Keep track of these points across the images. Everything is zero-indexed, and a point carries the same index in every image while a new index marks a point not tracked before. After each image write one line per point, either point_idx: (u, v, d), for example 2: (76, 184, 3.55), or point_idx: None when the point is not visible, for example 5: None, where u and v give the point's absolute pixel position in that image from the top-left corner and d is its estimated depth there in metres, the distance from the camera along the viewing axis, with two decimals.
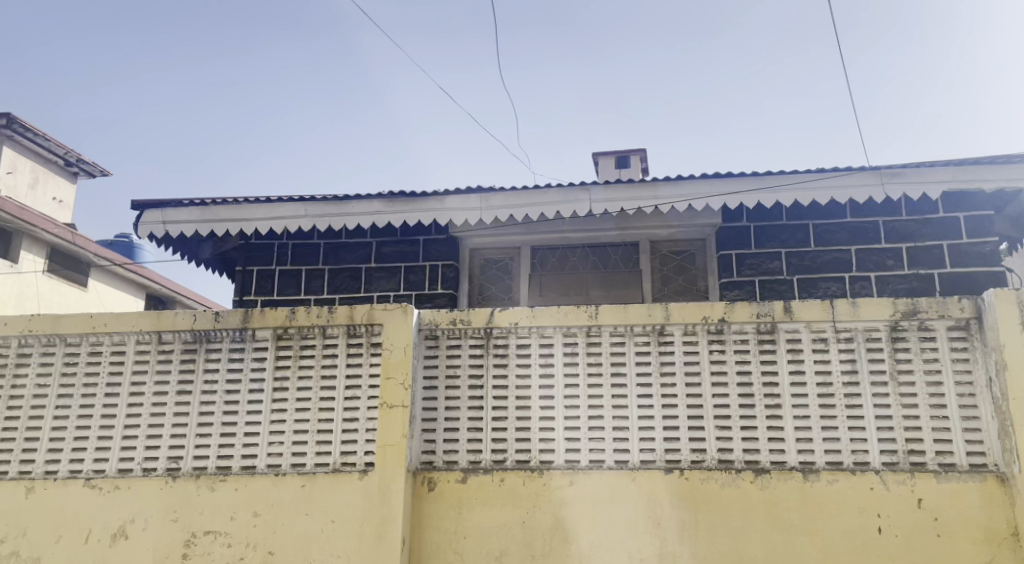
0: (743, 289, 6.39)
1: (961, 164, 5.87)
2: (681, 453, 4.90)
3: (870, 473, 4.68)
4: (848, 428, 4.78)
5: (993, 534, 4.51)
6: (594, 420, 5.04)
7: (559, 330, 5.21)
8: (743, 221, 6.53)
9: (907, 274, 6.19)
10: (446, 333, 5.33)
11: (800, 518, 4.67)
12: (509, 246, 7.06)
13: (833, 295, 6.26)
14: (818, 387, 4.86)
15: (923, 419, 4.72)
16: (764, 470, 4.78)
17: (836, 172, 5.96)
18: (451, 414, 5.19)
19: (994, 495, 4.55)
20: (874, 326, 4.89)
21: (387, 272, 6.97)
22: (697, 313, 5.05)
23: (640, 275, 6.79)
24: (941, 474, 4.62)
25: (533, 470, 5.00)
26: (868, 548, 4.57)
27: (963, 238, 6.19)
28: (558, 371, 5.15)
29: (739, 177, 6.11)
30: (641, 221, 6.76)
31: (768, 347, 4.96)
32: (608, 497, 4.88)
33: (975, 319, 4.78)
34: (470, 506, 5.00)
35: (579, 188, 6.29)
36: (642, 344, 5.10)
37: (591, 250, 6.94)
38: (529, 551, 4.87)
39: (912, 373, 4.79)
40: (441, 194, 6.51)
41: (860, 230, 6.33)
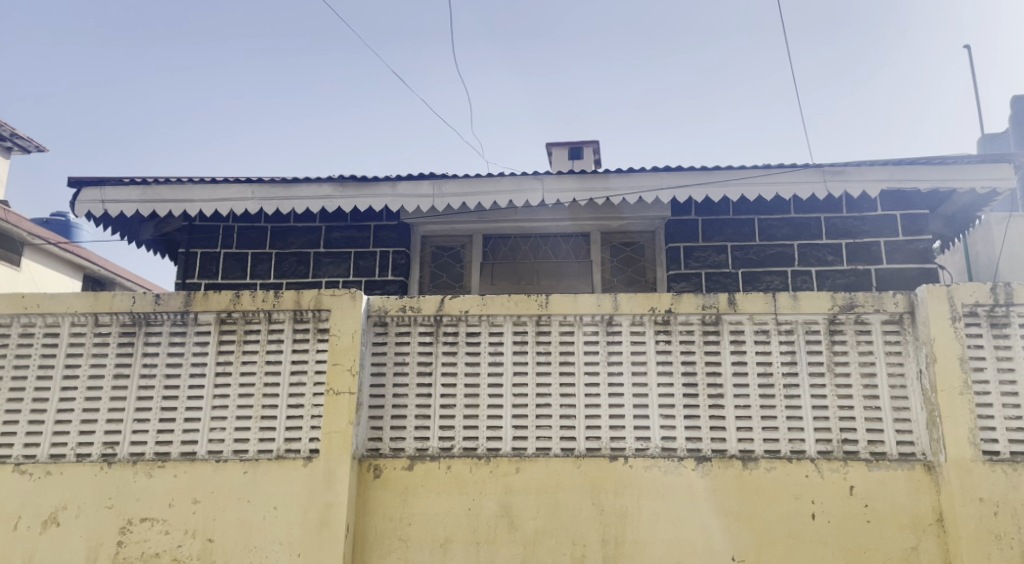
0: (690, 281, 6.52)
1: (900, 164, 6.07)
2: (626, 441, 4.99)
3: (805, 462, 4.84)
4: (787, 418, 4.92)
5: (920, 519, 4.72)
6: (542, 408, 5.09)
7: (508, 318, 5.23)
8: (692, 214, 6.65)
9: (846, 269, 6.38)
10: (395, 320, 5.30)
11: (738, 504, 4.81)
12: (461, 234, 7.05)
13: (776, 289, 6.44)
14: (759, 377, 4.99)
15: (857, 410, 4.89)
16: (705, 458, 4.90)
17: (781, 168, 6.10)
18: (398, 401, 5.18)
19: (921, 483, 4.75)
20: (814, 320, 5.03)
21: (335, 257, 6.89)
22: (645, 303, 5.12)
23: (590, 266, 6.87)
24: (872, 463, 4.81)
25: (480, 457, 5.03)
26: (803, 533, 4.74)
27: (900, 235, 6.40)
28: (507, 359, 5.18)
29: (688, 171, 6.19)
30: (592, 212, 6.81)
31: (712, 338, 5.07)
32: (554, 484, 4.94)
33: (908, 313, 4.95)
34: (416, 493, 5.02)
35: (532, 177, 6.32)
36: (591, 334, 5.17)
37: (542, 240, 6.98)
38: (473, 538, 4.92)
39: (847, 365, 4.96)
40: (393, 179, 6.46)
41: (802, 225, 6.50)
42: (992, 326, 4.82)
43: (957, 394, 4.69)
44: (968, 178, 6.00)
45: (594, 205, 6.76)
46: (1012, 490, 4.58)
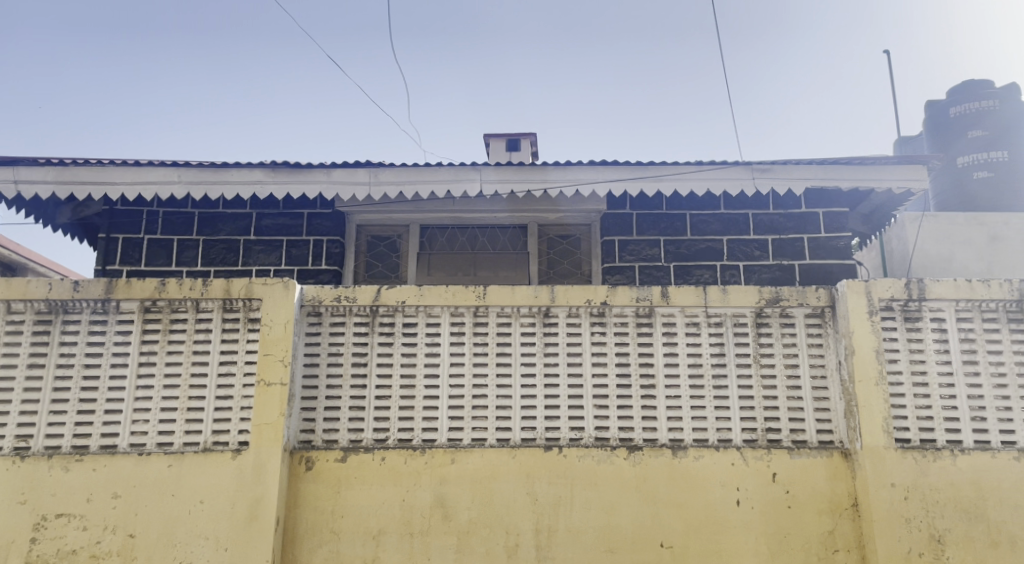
0: (624, 274, 6.64)
1: (823, 163, 6.30)
2: (560, 431, 5.06)
3: (731, 450, 5.00)
4: (715, 409, 5.08)
5: (836, 504, 4.94)
6: (478, 398, 5.12)
7: (446, 309, 5.23)
8: (627, 208, 6.75)
9: (771, 264, 6.60)
10: (329, 310, 5.24)
11: (666, 491, 4.95)
12: (397, 224, 6.99)
13: (705, 283, 6.61)
14: (689, 368, 5.13)
15: (781, 400, 5.08)
16: (637, 447, 5.02)
17: (712, 165, 6.24)
18: (332, 392, 5.13)
19: (838, 470, 4.97)
20: (742, 312, 5.18)
21: (266, 246, 6.75)
22: (581, 295, 5.19)
23: (526, 258, 6.92)
24: (794, 450, 5.00)
25: (415, 448, 5.03)
26: (726, 519, 4.91)
27: (822, 231, 6.64)
28: (443, 350, 5.18)
29: (624, 165, 6.28)
30: (528, 204, 6.84)
31: (646, 330, 5.18)
32: (488, 474, 4.99)
33: (829, 307, 5.16)
34: (349, 485, 4.99)
35: (469, 168, 6.32)
36: (528, 325, 5.21)
37: (479, 231, 6.98)
38: (407, 529, 4.93)
39: (772, 356, 5.14)
40: (327, 166, 6.36)
41: (732, 222, 6.67)
42: (906, 320, 5.06)
43: (873, 384, 4.93)
44: (885, 179, 6.28)
45: (531, 198, 6.81)
46: (921, 475, 4.84)
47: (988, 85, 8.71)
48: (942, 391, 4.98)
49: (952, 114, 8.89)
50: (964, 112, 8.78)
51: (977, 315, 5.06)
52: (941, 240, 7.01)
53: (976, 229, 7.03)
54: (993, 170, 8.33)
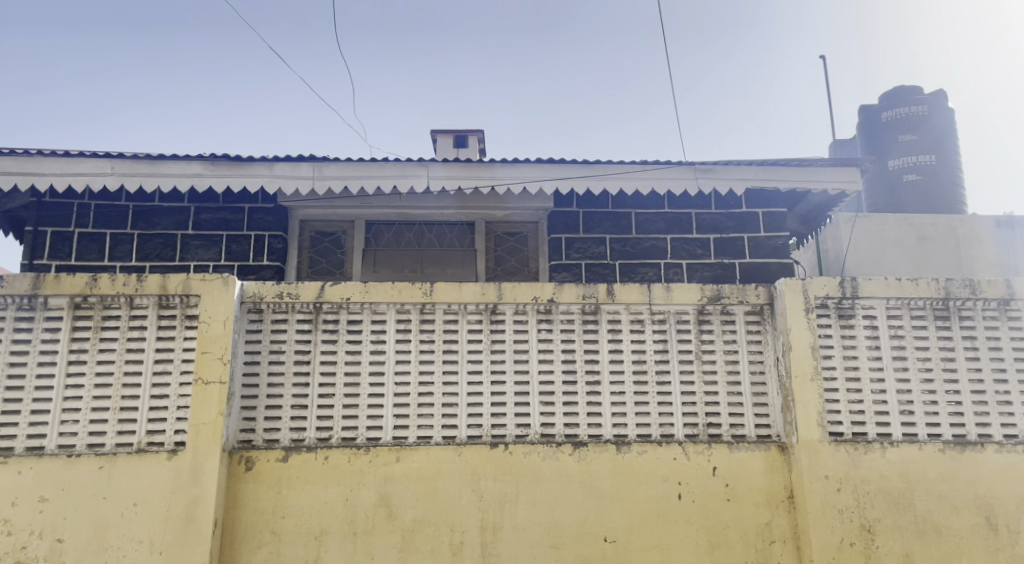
0: (570, 272, 6.67)
1: (763, 164, 6.46)
2: (506, 428, 5.07)
3: (674, 445, 5.09)
4: (658, 405, 5.15)
5: (773, 496, 5.07)
6: (424, 396, 5.10)
7: (391, 306, 5.18)
8: (573, 206, 6.78)
9: (713, 262, 6.68)
10: (271, 307, 5.14)
11: (610, 486, 5.01)
12: (342, 220, 6.90)
13: (650, 281, 6.68)
14: (633, 364, 5.20)
15: (721, 395, 5.19)
16: (582, 443, 5.06)
17: (657, 164, 6.33)
18: (274, 391, 5.05)
19: (776, 463, 5.11)
20: (684, 310, 5.27)
21: (205, 241, 6.58)
22: (528, 292, 5.20)
23: (473, 254, 6.92)
24: (734, 445, 5.12)
25: (359, 447, 4.99)
26: (669, 513, 4.99)
27: (761, 231, 6.75)
28: (389, 347, 5.14)
29: (570, 163, 6.34)
30: (476, 201, 6.84)
31: (592, 327, 5.23)
32: (433, 472, 4.98)
33: (768, 305, 5.29)
34: (291, 485, 4.93)
35: (416, 164, 6.27)
36: (475, 322, 5.20)
37: (426, 228, 6.94)
38: (350, 528, 4.89)
39: (714, 352, 5.24)
40: (269, 159, 6.23)
41: (676, 221, 6.74)
42: (840, 317, 5.23)
43: (809, 380, 5.07)
44: (821, 180, 6.48)
45: (478, 194, 6.78)
46: (853, 468, 5.01)
47: (917, 91, 9.06)
48: (873, 387, 5.15)
49: (884, 118, 9.12)
50: (895, 116, 9.02)
51: (907, 313, 5.26)
52: (873, 240, 7.25)
53: (905, 230, 7.31)
54: (921, 173, 8.69)
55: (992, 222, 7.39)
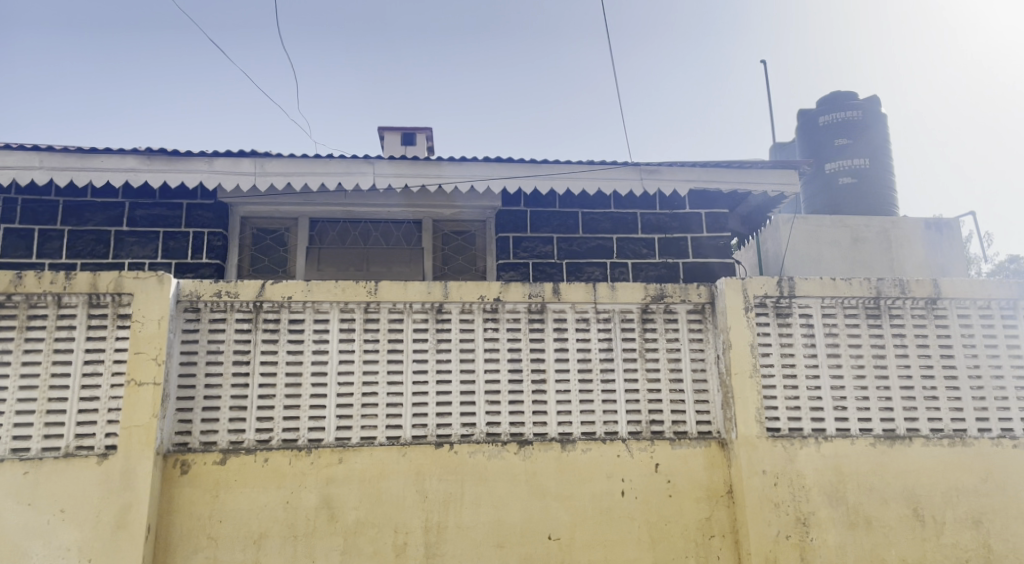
0: (518, 271, 6.65)
1: (706, 166, 6.57)
2: (452, 427, 5.05)
3: (618, 442, 5.14)
4: (603, 403, 5.20)
5: (713, 491, 5.17)
6: (367, 396, 5.03)
7: (335, 305, 5.11)
8: (521, 205, 6.79)
9: (658, 262, 6.72)
10: (209, 306, 5.01)
11: (555, 484, 5.03)
12: (285, 217, 6.76)
13: (596, 280, 6.68)
14: (579, 362, 5.23)
15: (664, 392, 5.27)
16: (527, 441, 5.07)
17: (603, 164, 6.39)
18: (211, 392, 4.92)
19: (716, 458, 5.21)
20: (629, 309, 5.33)
21: (141, 238, 6.36)
22: (474, 292, 5.18)
23: (421, 253, 6.85)
24: (676, 441, 5.20)
25: (300, 449, 4.91)
26: (612, 510, 5.04)
27: (704, 231, 6.82)
28: (332, 347, 5.07)
29: (517, 162, 6.34)
30: (423, 199, 6.78)
31: (538, 326, 5.24)
32: (377, 473, 4.93)
33: (709, 303, 5.38)
34: (229, 488, 4.82)
35: (362, 160, 6.18)
36: (420, 321, 5.16)
37: (373, 226, 6.86)
38: (290, 531, 4.81)
39: (657, 350, 5.31)
40: (209, 154, 6.07)
41: (621, 221, 6.77)
42: (778, 315, 5.36)
43: (748, 377, 5.19)
44: (761, 182, 6.63)
45: (425, 192, 6.72)
46: (789, 462, 5.13)
47: (852, 96, 9.35)
48: (809, 384, 5.30)
49: (821, 121, 9.40)
50: (832, 120, 9.31)
51: (841, 312, 5.42)
52: (811, 241, 7.46)
53: (840, 231, 7.55)
54: (856, 176, 8.97)
55: (922, 223, 7.68)
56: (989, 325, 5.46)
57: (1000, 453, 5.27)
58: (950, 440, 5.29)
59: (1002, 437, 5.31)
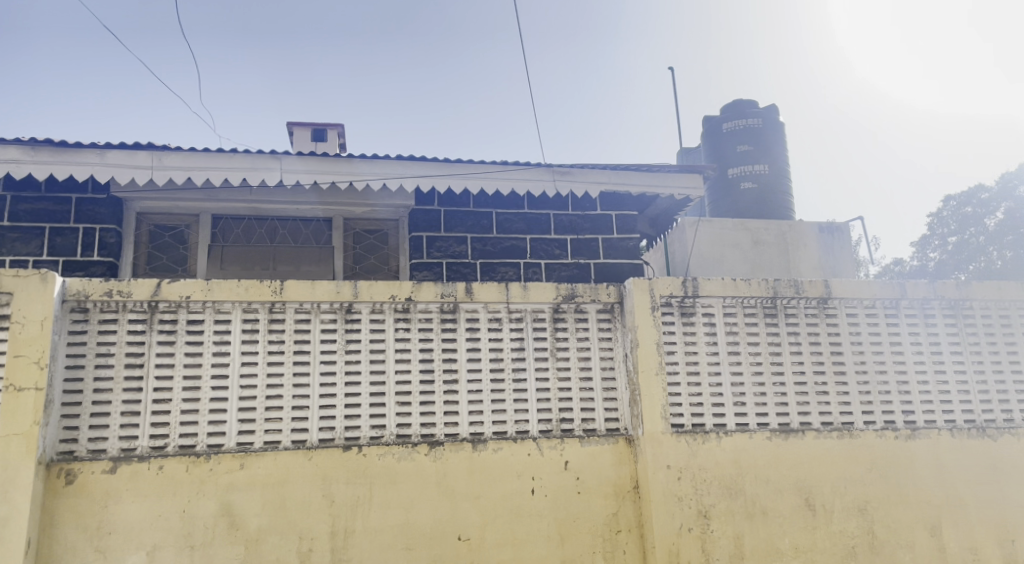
0: (431, 270, 6.59)
1: (617, 168, 6.65)
2: (361, 430, 4.94)
3: (528, 441, 5.16)
4: (514, 402, 5.21)
5: (621, 487, 5.26)
6: (272, 399, 4.87)
7: (237, 305, 4.92)
8: (435, 205, 6.73)
9: (570, 262, 6.78)
10: (98, 306, 4.76)
11: (465, 485, 5.01)
12: (184, 213, 6.48)
13: (509, 280, 6.68)
14: (490, 362, 5.23)
15: (574, 391, 5.33)
16: (438, 443, 5.03)
17: (516, 165, 6.40)
18: (101, 396, 4.66)
19: (623, 455, 5.30)
20: (540, 308, 5.37)
21: (24, 233, 5.98)
22: (384, 291, 5.10)
23: (331, 252, 6.70)
24: (585, 439, 5.26)
25: (198, 455, 4.71)
26: (521, 509, 5.06)
27: (615, 233, 6.92)
28: (234, 348, 4.88)
29: (430, 161, 6.26)
30: (337, 196, 6.63)
31: (450, 325, 5.20)
32: (281, 478, 4.77)
33: (618, 303, 5.48)
34: (119, 499, 4.58)
35: (269, 156, 5.99)
36: (328, 321, 5.03)
37: (279, 223, 6.66)
38: (186, 542, 4.61)
39: (568, 349, 5.37)
40: (100, 146, 5.74)
41: (535, 221, 6.79)
42: (682, 315, 5.51)
43: (654, 374, 5.31)
44: (668, 185, 6.79)
45: (339, 190, 6.60)
46: (691, 457, 5.28)
47: (753, 105, 9.72)
48: (711, 381, 5.48)
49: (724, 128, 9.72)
50: (735, 127, 9.64)
51: (740, 311, 5.63)
52: (714, 243, 7.72)
53: (741, 233, 7.84)
54: (756, 181, 9.34)
55: (816, 228, 8.08)
56: (874, 323, 5.79)
57: (884, 443, 5.57)
58: (839, 432, 5.55)
59: (886, 428, 5.62)
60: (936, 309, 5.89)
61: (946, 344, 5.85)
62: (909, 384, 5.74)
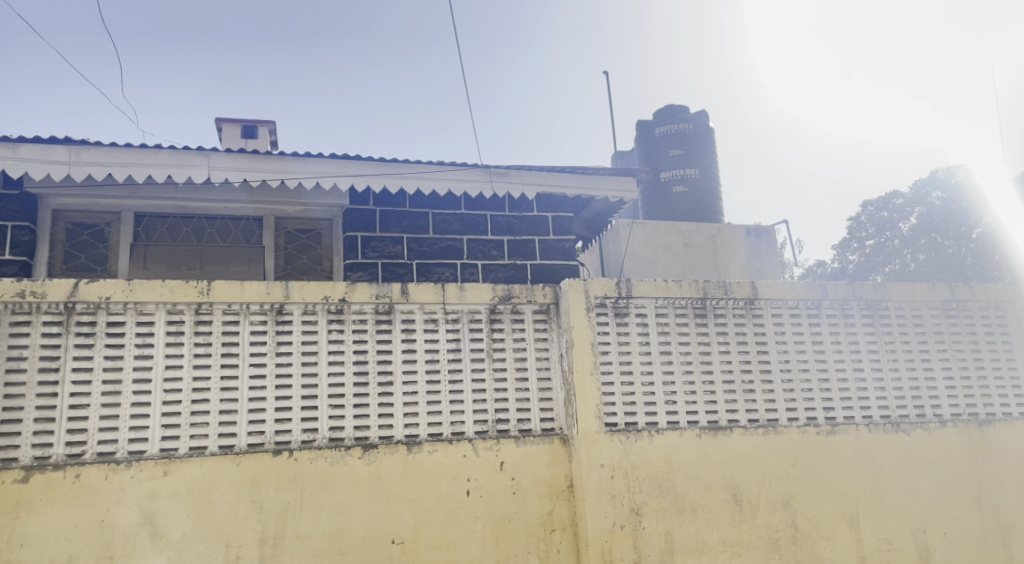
0: (366, 271, 6.49)
1: (552, 170, 6.69)
2: (292, 434, 4.83)
3: (464, 442, 5.14)
4: (449, 404, 5.18)
5: (555, 486, 5.29)
6: (198, 403, 4.73)
7: (161, 306, 4.76)
8: (370, 205, 6.63)
9: (506, 263, 6.77)
10: (10, 308, 4.57)
11: (399, 487, 4.95)
12: (105, 210, 6.21)
13: (446, 280, 6.63)
14: (426, 363, 5.18)
15: (510, 392, 5.33)
16: (372, 445, 4.95)
17: (453, 166, 6.37)
18: (12, 403, 4.48)
19: (558, 454, 5.33)
20: (477, 309, 5.35)
21: None
22: (317, 292, 5.01)
23: (261, 253, 6.54)
24: (520, 439, 5.26)
25: (119, 462, 4.54)
26: (456, 510, 5.03)
27: (551, 234, 6.95)
28: (157, 351, 4.72)
29: (365, 160, 6.16)
30: (268, 195, 6.47)
31: (384, 327, 5.14)
32: (207, 485, 4.63)
33: (554, 304, 5.52)
34: (33, 509, 4.40)
35: (195, 153, 5.81)
36: (259, 323, 4.91)
37: (207, 222, 6.45)
38: (105, 553, 4.45)
39: (504, 350, 5.37)
40: (13, 140, 5.48)
41: (472, 222, 6.77)
42: (616, 315, 5.58)
43: (589, 374, 5.36)
44: (603, 188, 6.86)
45: (271, 189, 6.44)
46: (624, 455, 5.34)
47: (684, 110, 9.91)
48: (644, 381, 5.56)
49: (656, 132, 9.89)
50: (667, 131, 9.81)
51: (672, 312, 5.73)
52: (648, 245, 7.85)
53: (672, 236, 8.00)
54: (688, 185, 9.54)
55: (743, 231, 8.30)
56: (798, 323, 5.98)
57: (807, 439, 5.75)
58: (764, 428, 5.71)
59: (808, 424, 5.80)
60: (855, 309, 6.12)
61: (864, 343, 6.08)
62: (829, 381, 5.95)
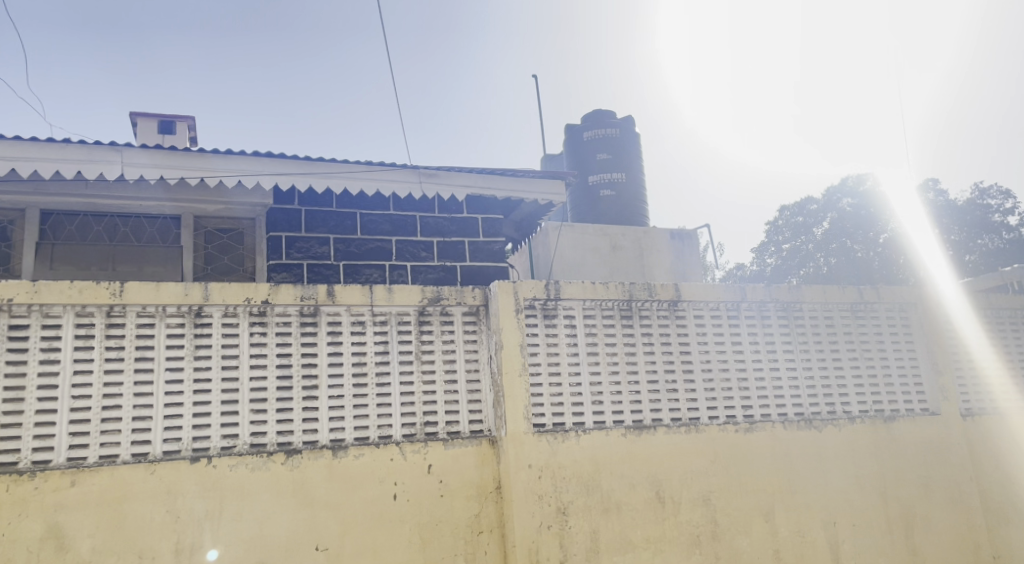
0: (291, 272, 6.33)
1: (482, 172, 6.67)
2: (211, 440, 4.67)
3: (391, 446, 5.06)
4: (376, 407, 5.09)
5: (483, 488, 5.26)
6: (109, 409, 4.52)
7: (69, 309, 4.53)
8: (295, 205, 6.48)
9: (436, 264, 6.72)
10: None
11: (323, 493, 4.83)
12: (9, 207, 5.90)
13: (374, 282, 6.51)
14: (352, 366, 5.08)
15: (439, 394, 5.28)
16: (296, 451, 4.82)
17: (382, 166, 6.28)
18: None
19: (486, 455, 5.31)
20: (405, 311, 5.29)
21: None
22: (238, 293, 4.85)
23: (179, 252, 6.30)
24: (449, 442, 5.22)
25: (21, 473, 4.32)
26: (382, 515, 4.94)
27: (480, 235, 6.94)
28: (65, 356, 4.49)
29: (290, 159, 6.01)
30: (188, 194, 6.23)
31: (310, 329, 5.02)
32: (119, 495, 4.44)
33: (483, 306, 5.50)
34: None
35: (108, 148, 5.55)
36: (176, 326, 4.73)
37: (121, 220, 6.19)
38: None
39: (432, 352, 5.32)
40: None
41: (401, 223, 6.69)
42: (545, 317, 5.60)
43: (517, 375, 5.36)
44: (532, 190, 6.87)
45: (189, 187, 6.18)
46: (551, 456, 5.35)
47: (611, 115, 10.05)
48: (572, 382, 5.59)
49: (584, 137, 9.99)
50: (595, 136, 9.93)
51: (599, 313, 5.79)
52: (577, 247, 7.92)
53: (600, 238, 8.09)
54: (615, 189, 9.66)
55: (667, 234, 8.46)
56: (719, 325, 6.13)
57: (727, 437, 5.89)
58: (686, 427, 5.82)
59: (728, 422, 5.95)
60: (773, 311, 6.31)
61: (780, 344, 6.28)
62: (748, 381, 6.11)
